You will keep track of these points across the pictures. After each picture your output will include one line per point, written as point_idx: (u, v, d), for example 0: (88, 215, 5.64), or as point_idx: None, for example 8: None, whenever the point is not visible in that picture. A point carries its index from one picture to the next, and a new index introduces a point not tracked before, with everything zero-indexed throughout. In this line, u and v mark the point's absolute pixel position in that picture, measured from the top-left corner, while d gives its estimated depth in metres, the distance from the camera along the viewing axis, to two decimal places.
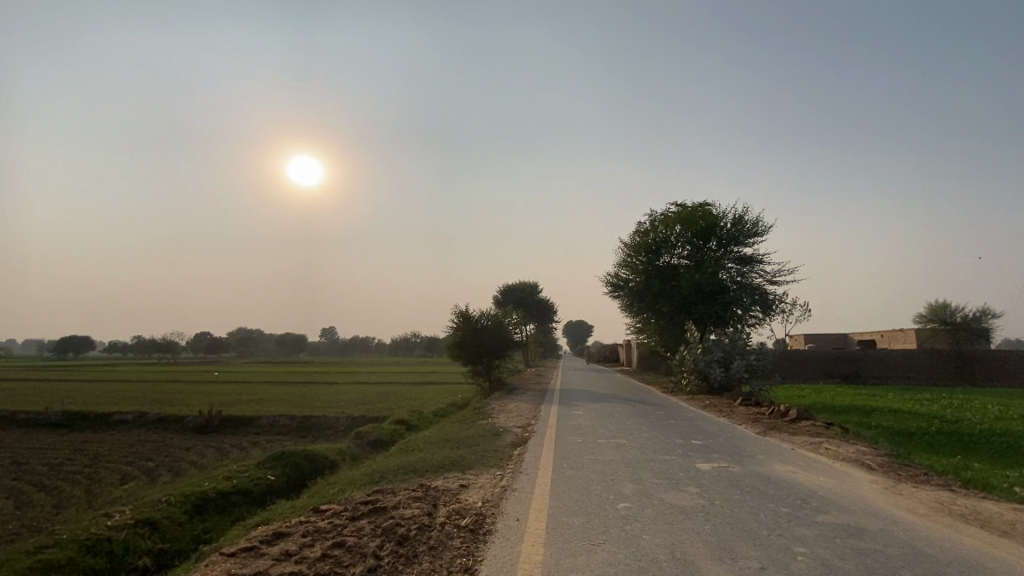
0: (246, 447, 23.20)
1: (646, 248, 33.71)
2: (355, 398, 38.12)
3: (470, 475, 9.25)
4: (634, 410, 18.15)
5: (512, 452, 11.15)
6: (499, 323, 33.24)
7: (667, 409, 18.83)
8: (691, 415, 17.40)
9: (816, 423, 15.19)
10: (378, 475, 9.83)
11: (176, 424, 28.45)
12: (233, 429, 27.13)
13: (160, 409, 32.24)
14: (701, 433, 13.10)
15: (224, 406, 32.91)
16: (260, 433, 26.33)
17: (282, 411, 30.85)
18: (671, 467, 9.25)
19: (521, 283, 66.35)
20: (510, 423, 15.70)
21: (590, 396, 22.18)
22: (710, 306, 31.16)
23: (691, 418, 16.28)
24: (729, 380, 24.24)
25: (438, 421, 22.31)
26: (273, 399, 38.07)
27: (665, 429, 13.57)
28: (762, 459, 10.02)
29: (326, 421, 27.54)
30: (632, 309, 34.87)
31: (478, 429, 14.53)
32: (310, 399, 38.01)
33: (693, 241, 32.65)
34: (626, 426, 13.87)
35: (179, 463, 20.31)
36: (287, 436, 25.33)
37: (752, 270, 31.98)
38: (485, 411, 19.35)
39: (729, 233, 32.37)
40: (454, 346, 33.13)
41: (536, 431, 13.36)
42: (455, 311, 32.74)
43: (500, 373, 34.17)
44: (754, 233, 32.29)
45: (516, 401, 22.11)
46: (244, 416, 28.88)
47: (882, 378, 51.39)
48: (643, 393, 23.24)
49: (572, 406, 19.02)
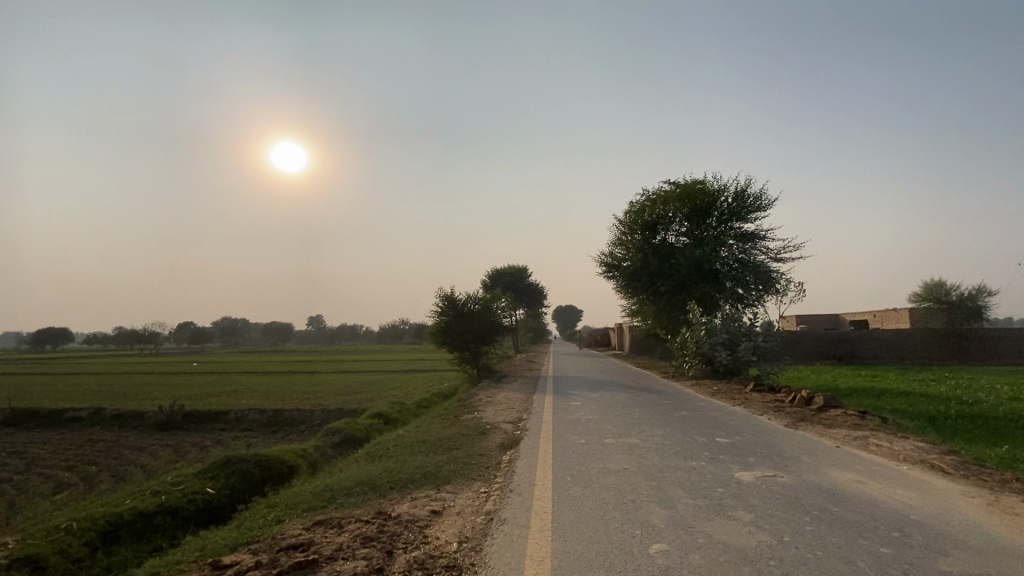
0: (209, 446, 21.03)
1: (642, 225, 31.62)
2: (334, 388, 35.90)
3: (446, 494, 7.14)
4: (637, 400, 16.18)
5: (501, 458, 9.10)
6: (487, 306, 31.14)
7: (673, 397, 16.94)
8: (702, 404, 15.49)
9: (847, 411, 13.31)
10: (329, 493, 7.74)
11: (134, 420, 26.11)
12: (197, 425, 24.89)
13: (120, 404, 29.81)
14: (722, 427, 11.17)
15: (191, 400, 30.55)
16: (226, 429, 24.11)
17: (253, 404, 28.62)
18: (703, 478, 7.24)
19: (510, 267, 64.24)
20: (499, 418, 13.60)
21: (586, 383, 20.24)
22: (710, 286, 29.20)
23: (703, 408, 14.38)
24: (735, 364, 22.44)
25: (419, 415, 20.24)
26: (246, 390, 35.69)
27: (679, 423, 11.61)
28: (811, 464, 8.07)
29: (300, 415, 25.37)
30: (627, 291, 32.91)
31: (461, 426, 12.45)
32: (286, 390, 35.74)
33: (691, 218, 30.64)
34: (634, 420, 11.87)
35: (129, 467, 18.14)
36: (255, 433, 23.13)
37: (755, 247, 30.00)
38: (470, 402, 17.34)
39: (729, 208, 30.34)
40: (438, 332, 30.99)
41: (528, 429, 11.32)
42: (439, 295, 30.56)
43: (489, 361, 32.10)
44: (757, 207, 30.32)
45: (504, 390, 20.03)
46: (210, 411, 26.58)
47: (878, 359, 50.33)
48: (644, 380, 21.36)
49: (568, 396, 17.02)
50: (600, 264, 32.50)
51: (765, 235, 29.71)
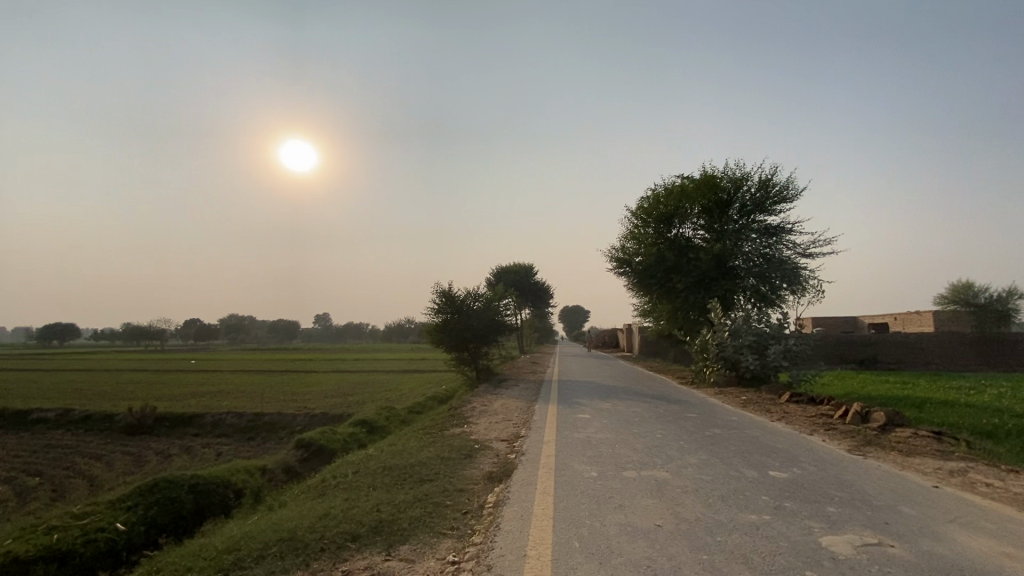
0: (175, 456, 18.95)
1: (656, 217, 29.23)
2: (325, 389, 33.78)
3: (392, 566, 4.91)
4: (656, 412, 13.83)
5: (484, 499, 6.82)
6: (487, 304, 28.86)
7: (696, 408, 14.56)
8: (734, 417, 13.14)
9: (917, 431, 10.90)
10: (235, 556, 5.54)
11: (103, 424, 24.07)
12: (170, 430, 22.82)
13: (93, 404, 27.78)
14: (770, 453, 8.87)
15: (170, 401, 28.49)
16: (199, 435, 22.02)
17: (234, 406, 26.50)
18: (775, 545, 4.92)
19: (515, 264, 61.96)
20: (491, 434, 11.30)
21: (595, 390, 17.88)
22: (731, 284, 26.79)
23: (737, 425, 12.00)
24: (763, 370, 20.06)
25: (406, 424, 17.98)
26: (232, 391, 33.68)
27: (715, 446, 9.27)
28: (921, 518, 5.73)
29: (281, 419, 23.23)
30: (639, 289, 30.57)
31: (443, 444, 10.17)
32: (274, 391, 33.59)
33: (710, 210, 28.18)
34: (657, 442, 9.52)
35: (77, 480, 16.10)
36: (229, 440, 21.03)
37: (780, 241, 27.48)
38: (462, 411, 15.03)
39: (753, 200, 27.83)
40: (434, 331, 28.72)
41: (526, 453, 9.01)
42: (435, 291, 28.30)
43: (489, 363, 29.79)
44: (783, 198, 27.76)
45: (503, 396, 17.70)
46: (184, 413, 24.47)
47: (900, 363, 47.44)
48: (659, 387, 18.97)
49: (574, 406, 14.69)
50: (611, 260, 30.14)
51: (792, 229, 27.16)
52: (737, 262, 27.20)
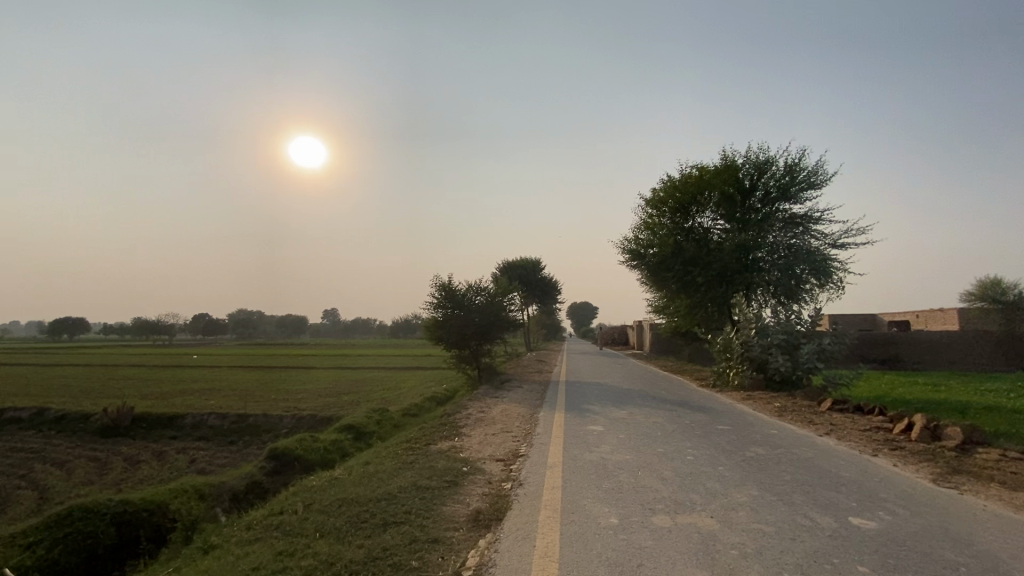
0: (145, 463, 17.31)
1: (672, 206, 27.13)
2: (321, 388, 32.13)
3: None
4: (680, 422, 11.88)
5: (463, 561, 4.93)
6: (490, 298, 26.97)
7: (725, 417, 12.59)
8: (772, 429, 11.16)
9: (1005, 453, 8.88)
10: None
11: (77, 424, 22.55)
12: (146, 432, 21.22)
13: (73, 402, 26.26)
14: (837, 487, 6.91)
15: (154, 399, 26.92)
16: (177, 439, 20.41)
17: (219, 406, 24.85)
18: None
19: (522, 259, 60.05)
20: (485, 452, 9.38)
21: (606, 394, 15.95)
22: (754, 278, 24.75)
23: (779, 440, 10.03)
24: (793, 373, 18.00)
25: (396, 431, 16.17)
26: (224, 389, 32.19)
27: (764, 475, 7.32)
28: None
29: (266, 422, 21.55)
30: (653, 284, 28.60)
31: (424, 466, 8.28)
32: (267, 389, 31.99)
33: (730, 197, 26.05)
34: (690, 468, 7.60)
35: (29, 490, 14.48)
36: (208, 445, 19.39)
37: (808, 231, 25.27)
38: (455, 419, 13.16)
39: (777, 186, 25.58)
40: (433, 327, 26.87)
41: (526, 482, 7.11)
42: (434, 284, 26.46)
43: (492, 361, 27.92)
44: (810, 184, 25.50)
45: (503, 401, 15.81)
46: (165, 413, 22.85)
47: (924, 364, 44.90)
48: (678, 391, 17.00)
49: (583, 414, 12.77)
50: (622, 253, 28.16)
51: (821, 217, 24.91)
52: (760, 254, 25.13)
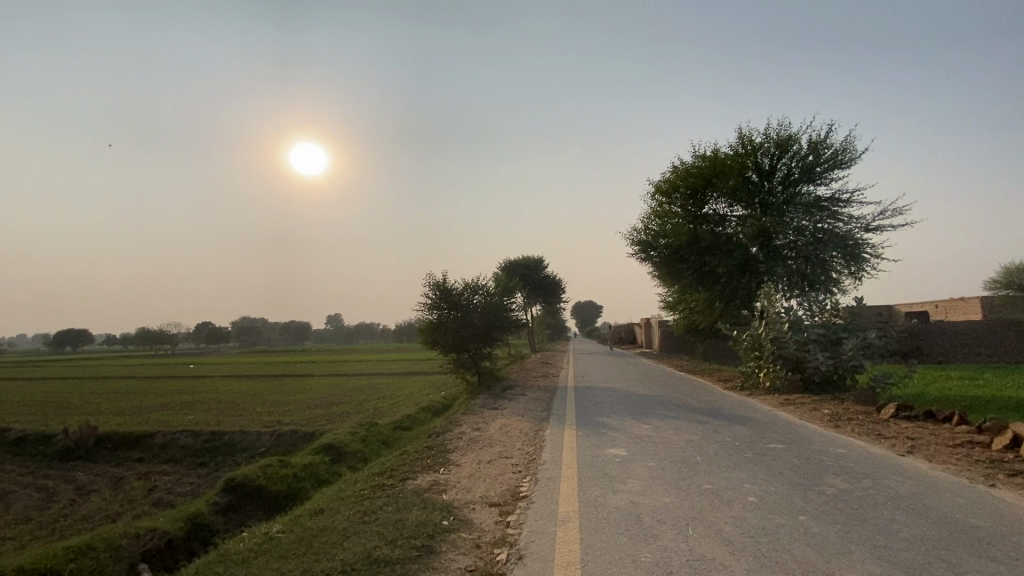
0: (97, 493, 15.18)
1: (685, 192, 24.81)
2: (311, 399, 30.00)
3: None
4: (719, 439, 9.61)
5: None
6: (488, 298, 24.76)
7: (772, 431, 10.32)
8: (838, 448, 8.89)
9: None
10: None
11: (37, 445, 20.51)
12: (110, 455, 19.13)
13: (40, 421, 24.19)
14: (986, 553, 4.69)
15: (128, 416, 24.82)
16: (142, 462, 18.31)
17: (195, 422, 22.72)
18: None
19: (525, 258, 57.81)
20: (475, 492, 7.17)
21: (623, 403, 13.70)
22: (777, 267, 22.53)
23: (855, 464, 7.78)
24: (835, 372, 15.75)
25: (380, 455, 13.98)
26: (208, 402, 30.15)
27: (869, 531, 5.12)
28: None
29: (242, 439, 19.43)
30: (665, 277, 26.32)
31: (389, 522, 6.05)
32: (253, 401, 29.78)
33: (749, 180, 23.74)
34: (760, 521, 5.38)
35: None
36: (174, 468, 17.32)
37: (835, 214, 22.95)
38: (443, 440, 10.93)
39: (800, 166, 23.26)
40: (428, 331, 24.66)
41: (527, 552, 4.90)
42: (427, 283, 24.29)
43: (492, 366, 25.73)
44: (837, 163, 23.17)
45: (502, 414, 13.59)
46: (133, 431, 20.74)
47: (951, 357, 42.28)
48: (704, 398, 14.74)
49: (599, 430, 10.53)
50: (631, 244, 25.89)
51: (851, 199, 22.60)
52: (782, 240, 22.90)
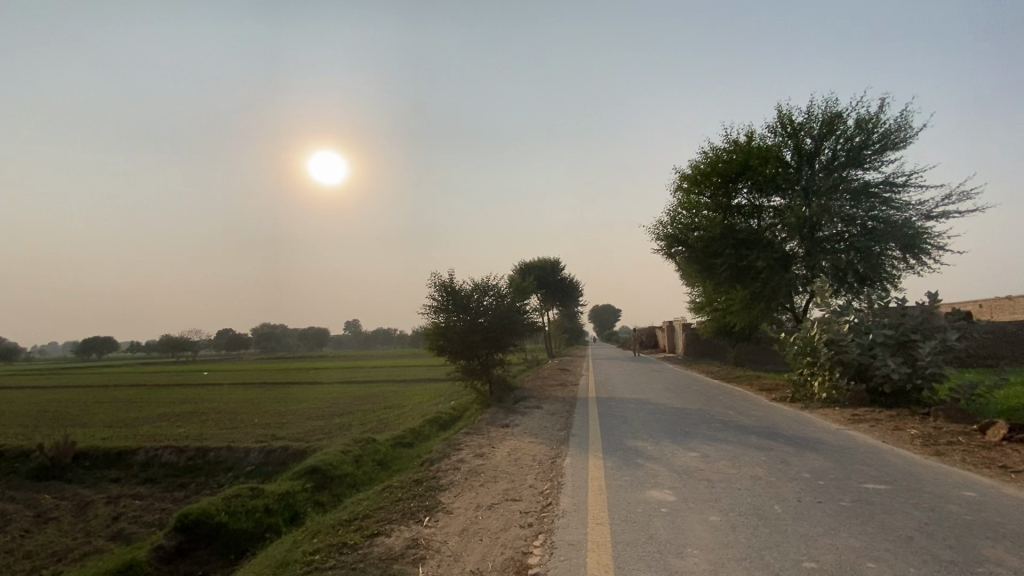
0: (56, 521, 13.46)
1: (715, 182, 22.39)
2: (313, 409, 28.22)
3: None
4: (790, 472, 7.34)
5: None
6: (500, 299, 22.70)
7: (859, 461, 7.98)
8: (963, 491, 6.58)
9: None
10: None
11: (13, 462, 19.00)
12: (86, 474, 17.48)
13: (25, 434, 22.76)
14: None
15: (116, 429, 23.24)
16: (118, 482, 16.64)
17: (183, 436, 21.02)
18: None
19: (541, 260, 55.65)
20: (465, 561, 5.08)
21: (657, 421, 11.45)
22: (824, 260, 20.05)
23: (1009, 522, 5.48)
24: (909, 382, 13.27)
25: (370, 484, 11.94)
26: (205, 412, 28.57)
27: None
28: None
29: (229, 456, 17.62)
30: (694, 275, 23.93)
31: None
32: (252, 412, 28.06)
33: (788, 164, 21.25)
34: None
35: None
36: (150, 491, 15.57)
37: (891, 200, 20.16)
38: (437, 468, 8.86)
39: (847, 148, 20.64)
40: (434, 336, 22.64)
41: None
42: (433, 283, 22.30)
43: (504, 373, 23.62)
44: (891, 142, 20.35)
45: (512, 433, 11.45)
46: (114, 446, 19.08)
47: None
48: (753, 414, 12.40)
49: (634, 458, 8.35)
50: (656, 239, 23.71)
51: (908, 182, 19.84)
52: (828, 230, 20.41)
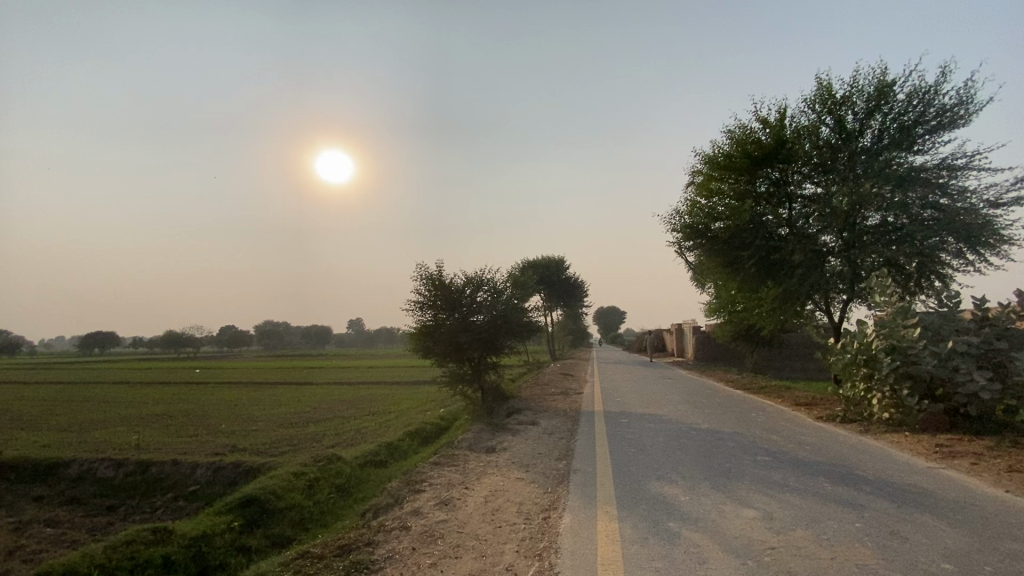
0: None
1: (742, 165, 19.62)
2: (289, 414, 25.66)
3: None
4: (916, 559, 4.66)
5: None
6: (495, 295, 20.06)
7: (1004, 533, 5.30)
8: None
9: None
10: None
11: None
12: (7, 492, 15.03)
13: None
14: None
15: (63, 435, 20.73)
16: (39, 504, 14.18)
17: (132, 445, 18.51)
18: None
19: (545, 258, 52.92)
20: None
21: (685, 452, 8.76)
22: (868, 254, 17.34)
23: None
24: (1001, 399, 10.60)
25: (313, 531, 9.28)
26: (171, 415, 26.07)
27: None
28: None
29: (172, 473, 15.09)
30: (716, 270, 21.26)
31: None
32: (223, 416, 25.52)
33: (827, 144, 18.52)
34: None
35: None
36: (69, 518, 13.09)
37: (951, 184, 17.17)
38: (380, 525, 6.20)
39: (897, 125, 17.85)
40: (420, 336, 20.00)
41: None
42: (419, 276, 19.68)
43: (498, 380, 21.00)
44: (952, 118, 17.34)
45: (496, 464, 8.76)
46: (46, 457, 16.60)
47: None
48: (806, 442, 9.69)
49: (665, 519, 5.68)
50: (672, 228, 21.18)
51: (971, 164, 16.90)
52: (872, 219, 17.75)
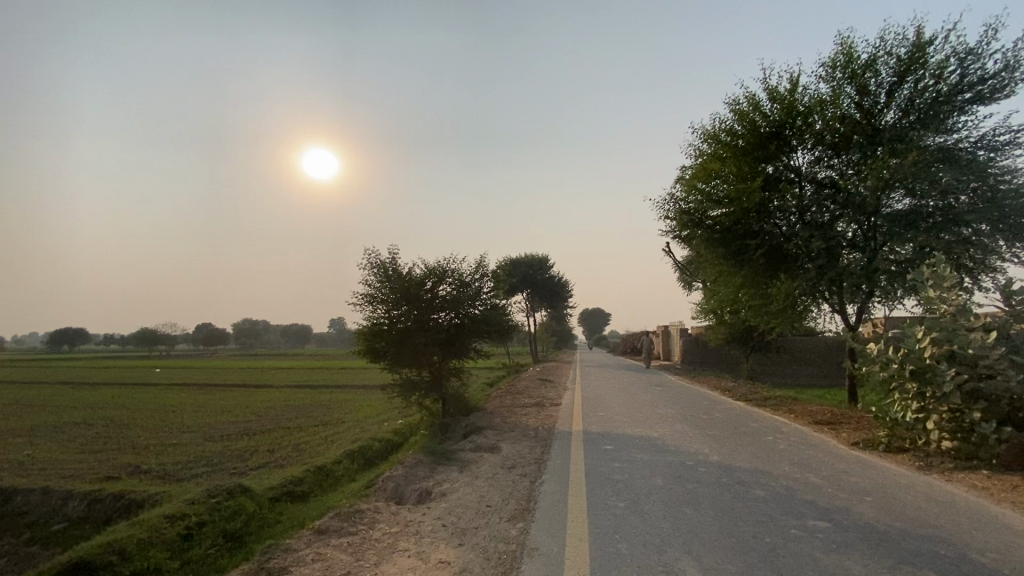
0: None
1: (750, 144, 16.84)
2: (225, 424, 22.29)
3: None
4: None
5: None
6: (460, 288, 17.06)
7: None
8: None
9: None
10: None
11: None
12: None
13: None
14: None
15: None
16: None
17: (10, 465, 15.16)
18: None
19: (528, 256, 50.01)
20: None
21: (699, 515, 5.88)
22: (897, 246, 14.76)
23: None
24: None
25: None
26: (87, 423, 22.52)
27: None
28: None
29: (36, 505, 11.89)
30: (717, 264, 18.55)
31: None
32: (147, 426, 22.05)
33: (848, 118, 15.86)
34: None
35: None
36: None
37: (995, 163, 14.55)
38: None
39: (931, 95, 15.19)
40: (369, 335, 16.88)
41: None
42: (370, 264, 16.59)
43: (463, 388, 18.00)
44: (997, 87, 14.73)
45: (414, 530, 5.76)
46: None
47: None
48: (861, 490, 6.92)
49: None
50: (665, 215, 18.48)
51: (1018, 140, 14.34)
52: (899, 204, 15.17)
